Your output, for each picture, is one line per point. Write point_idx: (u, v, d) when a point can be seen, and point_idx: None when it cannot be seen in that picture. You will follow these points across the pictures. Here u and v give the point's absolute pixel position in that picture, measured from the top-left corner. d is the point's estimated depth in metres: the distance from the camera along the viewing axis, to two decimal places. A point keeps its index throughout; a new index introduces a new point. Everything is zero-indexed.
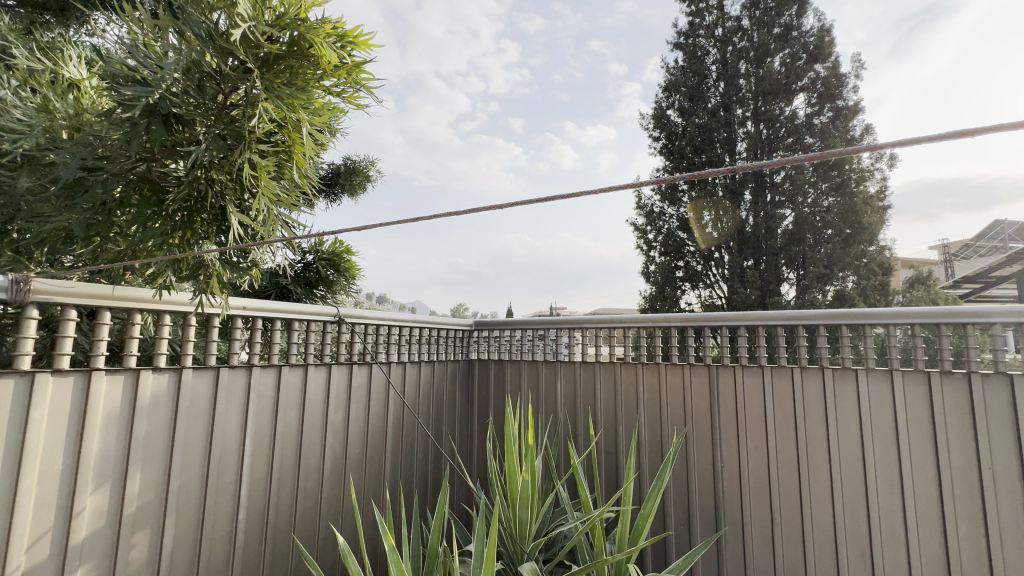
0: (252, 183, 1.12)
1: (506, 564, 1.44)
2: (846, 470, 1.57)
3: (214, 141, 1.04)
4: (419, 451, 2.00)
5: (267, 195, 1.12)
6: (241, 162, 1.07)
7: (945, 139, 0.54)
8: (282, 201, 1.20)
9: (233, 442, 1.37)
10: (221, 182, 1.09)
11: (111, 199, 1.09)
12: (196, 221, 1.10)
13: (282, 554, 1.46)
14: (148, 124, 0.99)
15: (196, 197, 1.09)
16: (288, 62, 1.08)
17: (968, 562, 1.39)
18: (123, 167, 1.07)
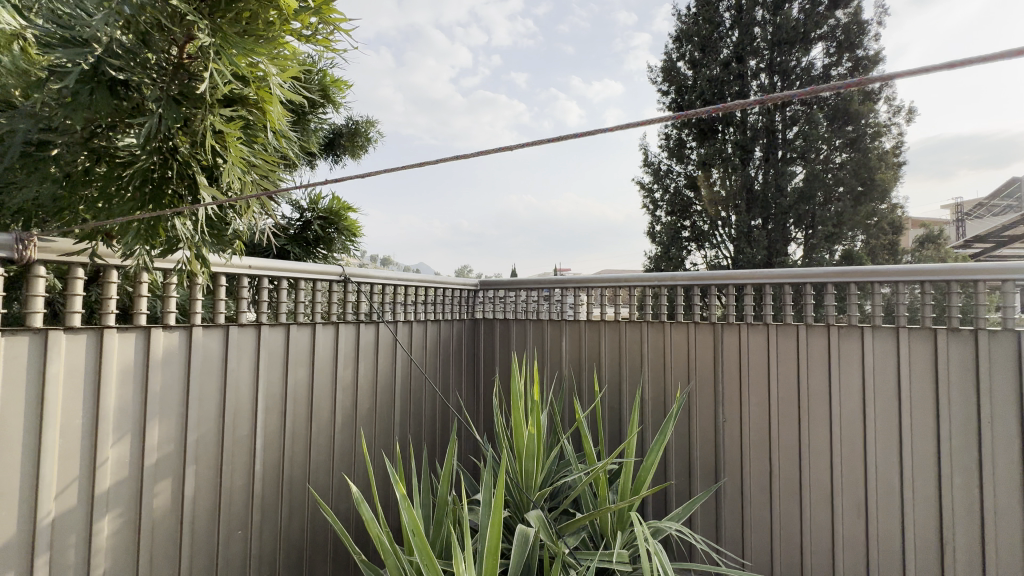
0: (220, 150, 1.05)
1: (513, 512, 1.50)
2: (846, 424, 1.60)
3: (169, 107, 0.95)
4: (427, 406, 2.04)
5: (237, 163, 1.03)
6: (204, 129, 0.99)
7: (1002, 59, 0.52)
8: (258, 168, 1.12)
9: (247, 397, 1.40)
10: (185, 151, 1.02)
11: (74, 170, 1.00)
12: (166, 192, 1.02)
13: (299, 503, 1.53)
14: (90, 93, 0.90)
15: (159, 167, 1.01)
16: (244, 6, 0.97)
17: (959, 509, 1.44)
18: (80, 137, 0.98)
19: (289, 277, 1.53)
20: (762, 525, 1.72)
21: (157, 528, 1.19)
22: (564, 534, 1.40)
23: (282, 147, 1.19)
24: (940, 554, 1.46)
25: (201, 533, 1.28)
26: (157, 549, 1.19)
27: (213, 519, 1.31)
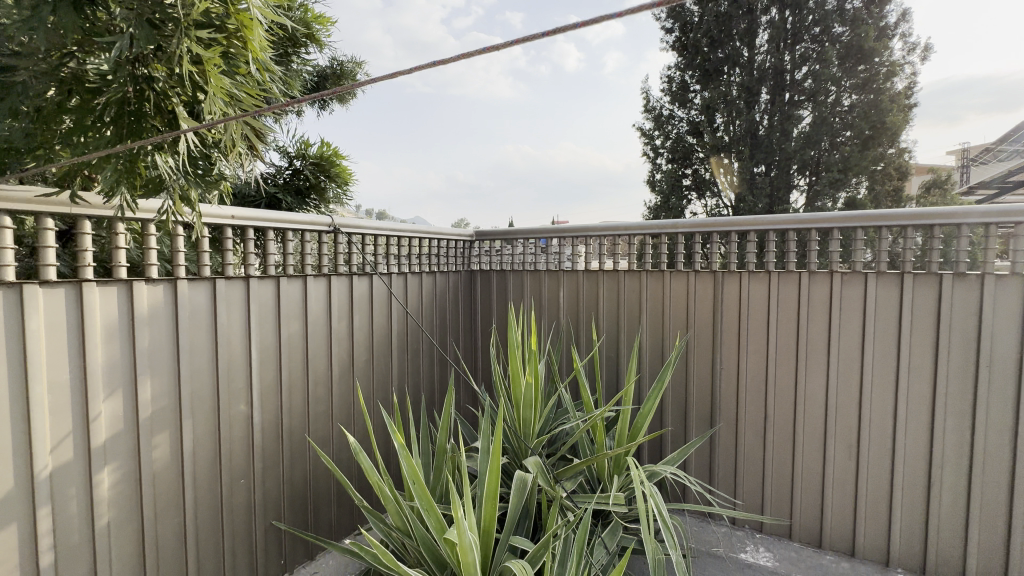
0: (199, 80, 0.97)
1: (511, 460, 1.52)
2: (843, 371, 1.61)
3: (141, 29, 0.85)
4: (425, 357, 2.04)
5: (220, 95, 0.98)
6: (181, 56, 0.89)
7: None
8: (241, 102, 1.07)
9: (240, 351, 1.38)
10: (162, 82, 0.94)
11: (46, 104, 0.91)
12: (145, 128, 0.94)
13: (300, 453, 1.55)
14: (53, 9, 0.80)
15: (135, 99, 0.93)
16: None
17: (949, 451, 1.46)
18: (49, 66, 0.88)
19: (276, 228, 1.48)
20: (755, 468, 1.77)
21: (159, 479, 1.21)
22: (562, 479, 1.43)
23: (265, 80, 1.11)
24: (926, 492, 1.50)
25: (204, 483, 1.30)
26: (161, 499, 1.21)
27: (216, 469, 1.33)
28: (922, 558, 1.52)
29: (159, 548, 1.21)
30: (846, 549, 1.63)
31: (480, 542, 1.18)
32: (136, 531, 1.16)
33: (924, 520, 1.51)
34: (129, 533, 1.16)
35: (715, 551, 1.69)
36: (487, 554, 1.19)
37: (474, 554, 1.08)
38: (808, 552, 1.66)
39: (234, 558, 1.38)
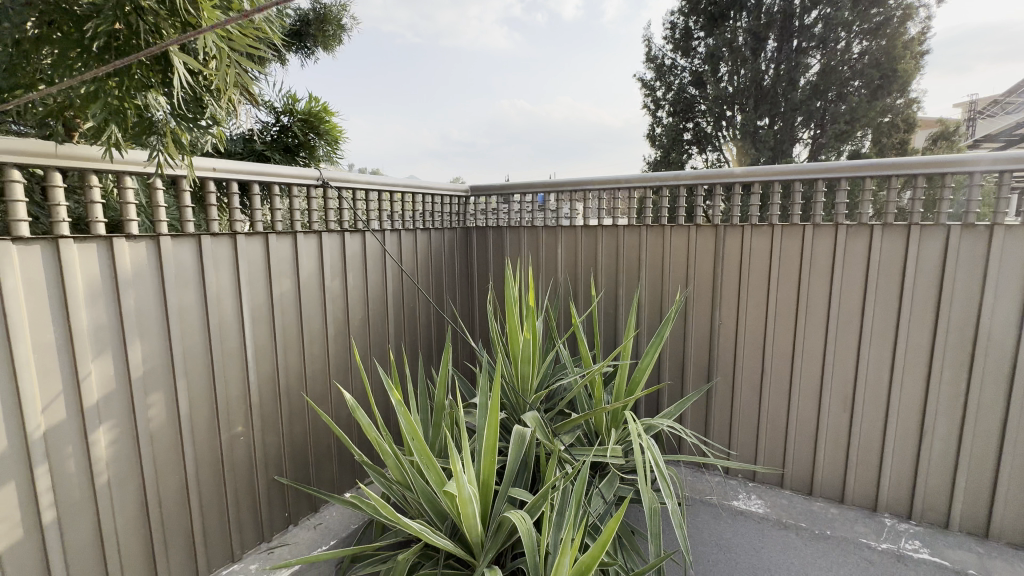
0: (192, 14, 0.91)
1: (510, 415, 1.51)
2: (843, 325, 1.59)
3: None
4: (422, 315, 2.02)
5: (214, 30, 0.93)
6: None
7: None
8: (235, 42, 1.00)
9: (231, 310, 1.35)
10: (153, 14, 0.87)
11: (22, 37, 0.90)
12: (134, 64, 0.91)
13: (298, 410, 1.55)
14: None
15: (124, 32, 0.87)
16: None
17: (943, 402, 1.47)
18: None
19: (262, 181, 1.41)
20: (750, 420, 1.79)
21: (156, 437, 1.21)
22: (560, 433, 1.45)
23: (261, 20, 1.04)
24: (918, 441, 1.53)
25: (203, 440, 1.31)
26: (160, 456, 1.22)
27: (214, 427, 1.33)
28: (909, 502, 1.57)
29: (162, 503, 1.23)
30: (836, 496, 1.68)
31: (479, 493, 1.20)
32: (138, 487, 1.17)
33: (914, 467, 1.55)
34: (131, 489, 1.16)
35: (708, 499, 1.74)
36: (486, 504, 1.21)
37: (474, 505, 1.10)
38: (798, 499, 1.71)
39: (238, 511, 1.41)
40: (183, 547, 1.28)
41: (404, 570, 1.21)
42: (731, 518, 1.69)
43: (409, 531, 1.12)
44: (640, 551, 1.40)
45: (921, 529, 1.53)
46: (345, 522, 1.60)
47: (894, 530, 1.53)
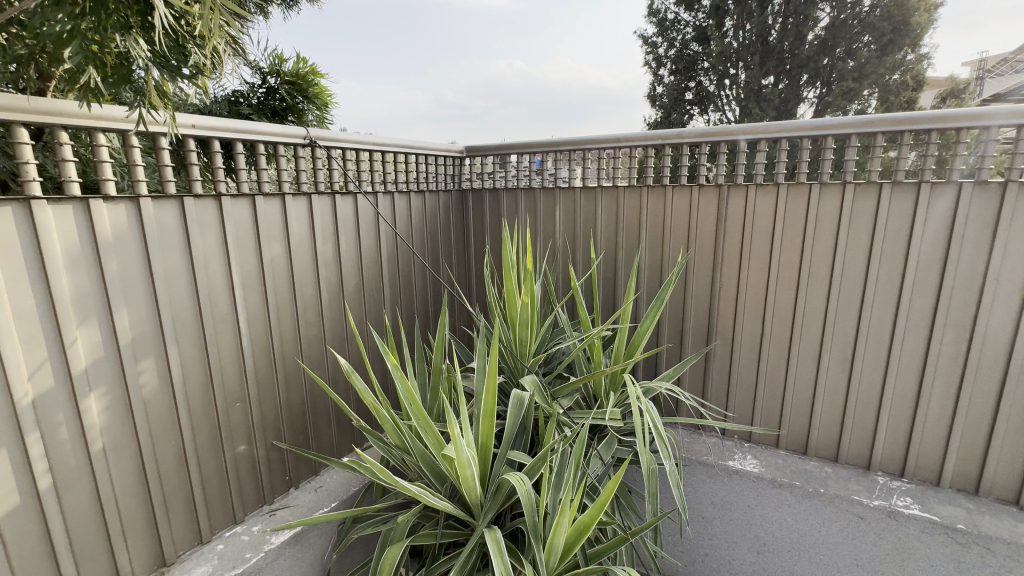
0: None
1: (507, 379, 1.51)
2: (845, 287, 1.57)
3: None
4: (418, 279, 1.98)
5: None
6: None
7: None
8: None
9: (220, 275, 1.31)
10: None
11: None
12: (108, 5, 0.84)
13: (294, 376, 1.54)
14: None
15: None
16: None
17: (942, 363, 1.47)
18: None
19: (246, 140, 1.34)
20: (747, 382, 1.80)
21: (150, 405, 1.19)
22: (558, 397, 1.44)
23: None
24: (914, 401, 1.54)
25: (199, 407, 1.29)
26: (155, 423, 1.20)
27: (209, 394, 1.31)
28: (902, 461, 1.60)
29: (160, 468, 1.23)
30: (830, 455, 1.71)
31: (478, 456, 1.20)
32: (134, 453, 1.17)
33: (909, 427, 1.56)
34: (128, 456, 1.16)
35: (704, 459, 1.77)
36: (485, 467, 1.21)
37: (473, 468, 1.10)
38: (793, 458, 1.73)
39: (239, 475, 1.42)
40: (184, 509, 1.29)
41: (404, 531, 1.22)
42: (726, 476, 1.72)
43: (408, 493, 1.12)
44: (637, 510, 1.43)
45: (913, 486, 1.56)
46: (346, 484, 1.61)
47: (886, 488, 1.56)
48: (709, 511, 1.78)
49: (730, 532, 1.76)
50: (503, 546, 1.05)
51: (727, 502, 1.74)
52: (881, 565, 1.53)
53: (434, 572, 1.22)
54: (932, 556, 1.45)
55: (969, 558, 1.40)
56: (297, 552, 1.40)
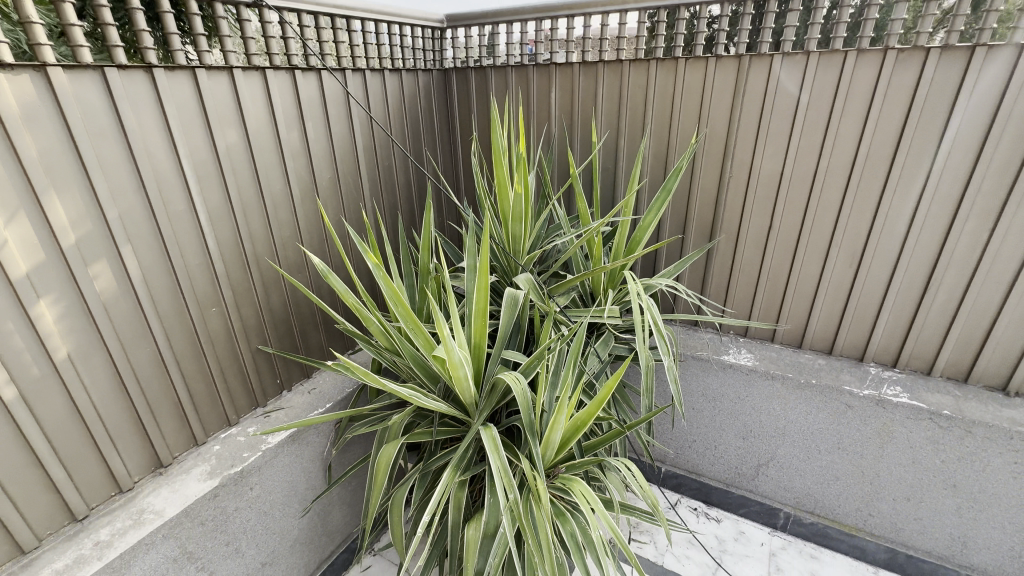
0: None
1: (500, 278, 1.42)
2: (867, 174, 1.44)
3: None
4: (400, 174, 1.80)
5: None
6: None
7: None
8: None
9: (169, 168, 1.15)
10: None
11: None
12: None
13: (272, 280, 1.43)
14: None
15: None
16: None
17: (958, 254, 1.40)
18: None
19: None
20: (749, 279, 1.73)
21: (112, 310, 1.10)
22: (555, 296, 1.37)
23: None
24: (921, 294, 1.49)
25: (170, 312, 1.21)
26: (123, 329, 1.13)
27: (179, 299, 1.22)
28: (896, 353, 1.60)
29: (139, 375, 1.17)
30: (825, 348, 1.70)
31: (472, 357, 1.15)
32: (105, 360, 1.10)
33: (910, 319, 1.53)
34: (98, 363, 1.10)
35: (699, 355, 1.76)
36: (479, 367, 1.17)
37: (465, 368, 1.06)
38: (787, 352, 1.73)
39: (227, 380, 1.38)
40: (172, 414, 1.26)
41: (399, 429, 1.21)
42: (720, 370, 1.73)
43: (398, 394, 1.08)
44: (632, 405, 1.43)
45: (904, 375, 1.58)
46: (339, 385, 1.60)
47: (877, 378, 1.58)
48: (699, 403, 1.82)
49: (718, 421, 1.82)
50: (499, 443, 1.04)
51: (718, 394, 1.77)
52: (861, 448, 1.60)
53: (431, 466, 1.24)
54: (913, 439, 1.50)
55: (948, 439, 1.46)
56: (295, 451, 1.42)
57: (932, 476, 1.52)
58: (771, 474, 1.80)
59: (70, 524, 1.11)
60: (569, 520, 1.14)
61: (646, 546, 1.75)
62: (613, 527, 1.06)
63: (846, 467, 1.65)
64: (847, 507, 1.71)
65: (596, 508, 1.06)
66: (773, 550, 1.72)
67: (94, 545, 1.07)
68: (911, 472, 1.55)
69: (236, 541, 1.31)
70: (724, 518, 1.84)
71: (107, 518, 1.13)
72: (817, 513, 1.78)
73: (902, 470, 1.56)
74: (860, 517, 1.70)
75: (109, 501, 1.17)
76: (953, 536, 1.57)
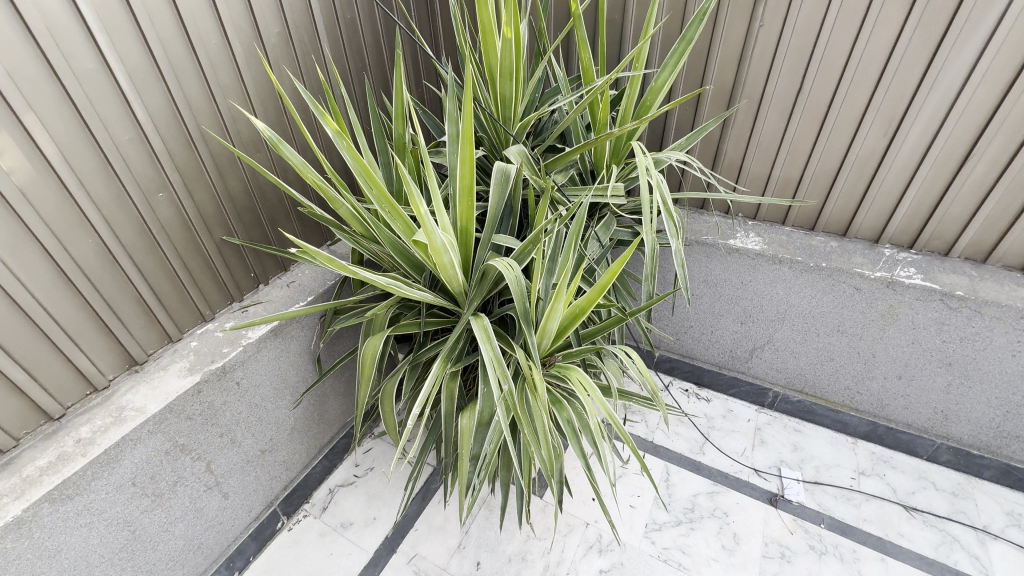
0: None
1: (488, 152, 1.24)
2: (927, 17, 1.20)
3: None
4: (366, 30, 1.50)
5: None
6: None
7: None
8: None
9: (61, 10, 0.90)
10: None
11: None
12: None
13: (225, 160, 1.24)
14: None
15: None
16: None
17: (1012, 119, 1.23)
18: None
19: None
20: (766, 154, 1.56)
21: (32, 195, 0.94)
22: (551, 172, 1.21)
23: None
24: (958, 165, 1.34)
25: (107, 198, 1.05)
26: (51, 218, 0.98)
27: (114, 182, 1.05)
28: (916, 233, 1.49)
29: (86, 270, 1.05)
30: (839, 231, 1.59)
31: (458, 243, 1.03)
32: (39, 252, 0.97)
33: (939, 196, 1.40)
34: (32, 257, 0.97)
35: (704, 240, 1.64)
36: (467, 254, 1.05)
37: (450, 255, 0.94)
38: (798, 235, 1.62)
39: (193, 275, 1.26)
40: (136, 311, 1.17)
41: (384, 321, 1.15)
42: (725, 255, 1.64)
43: (376, 284, 0.97)
44: (632, 291, 1.35)
45: (920, 257, 1.49)
46: (320, 278, 1.49)
47: (891, 260, 1.49)
48: (699, 289, 1.76)
49: (717, 307, 1.77)
50: (491, 333, 0.96)
51: (720, 280, 1.70)
52: (862, 330, 1.57)
53: (420, 358, 1.18)
54: (917, 320, 1.46)
55: (955, 320, 1.41)
56: (279, 345, 1.35)
57: (929, 356, 1.51)
58: (765, 356, 1.80)
59: (47, 423, 1.07)
60: (564, 407, 1.11)
61: (638, 424, 1.81)
62: (609, 412, 1.02)
63: (843, 348, 1.64)
64: (837, 385, 1.73)
65: (594, 396, 1.02)
66: (759, 425, 1.80)
67: (76, 442, 1.04)
68: (909, 352, 1.54)
69: (231, 432, 1.31)
70: (714, 398, 1.90)
71: (87, 416, 1.09)
72: (806, 391, 1.81)
73: (899, 351, 1.55)
74: (848, 395, 1.73)
75: (86, 400, 1.12)
76: (937, 410, 1.61)
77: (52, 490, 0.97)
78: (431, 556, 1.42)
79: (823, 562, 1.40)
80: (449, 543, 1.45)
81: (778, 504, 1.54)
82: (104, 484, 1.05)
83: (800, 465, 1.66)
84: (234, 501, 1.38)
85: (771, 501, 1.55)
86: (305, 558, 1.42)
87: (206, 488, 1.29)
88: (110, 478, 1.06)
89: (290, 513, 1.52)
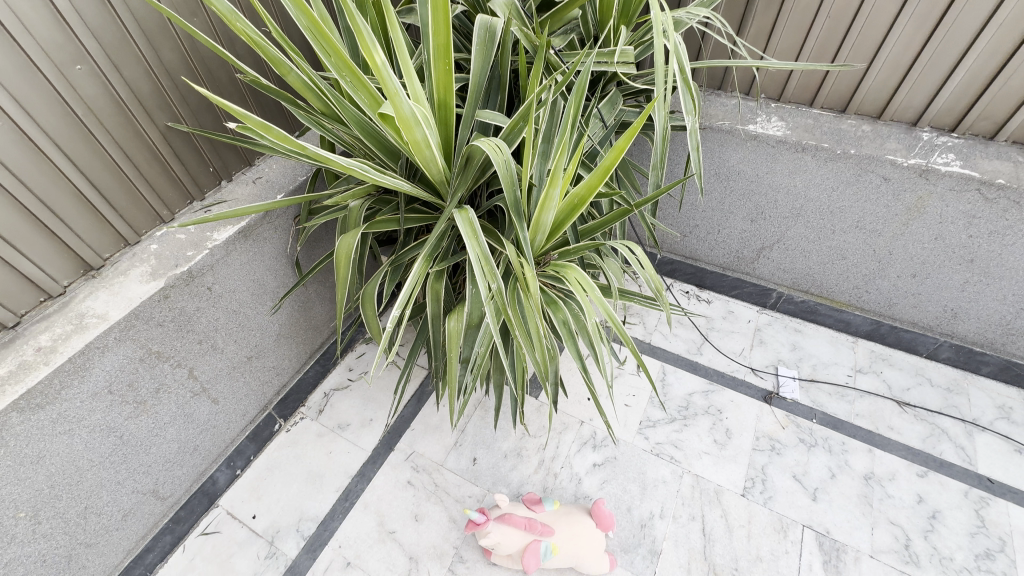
0: None
1: (471, 10, 1.03)
2: None
3: None
4: None
5: None
6: None
7: None
8: None
9: None
10: None
11: None
12: None
13: (153, 24, 1.03)
14: None
15: None
16: None
17: None
18: None
19: None
20: (803, 17, 1.32)
21: None
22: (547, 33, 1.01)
23: None
24: None
25: (9, 71, 0.86)
26: None
27: (13, 49, 0.86)
28: (960, 115, 1.31)
29: (5, 160, 0.90)
30: (873, 114, 1.41)
31: (436, 120, 0.87)
32: None
33: (997, 69, 1.21)
34: None
35: (720, 125, 1.46)
36: (448, 135, 0.90)
37: (423, 131, 0.78)
38: (826, 118, 1.43)
39: (139, 168, 1.11)
40: (78, 210, 1.03)
41: (359, 217, 1.03)
42: (742, 142, 1.46)
43: (339, 168, 0.83)
44: (637, 182, 1.22)
45: (961, 142, 1.32)
46: (289, 174, 1.34)
47: (929, 145, 1.33)
48: (710, 183, 1.61)
49: (727, 203, 1.63)
50: (477, 228, 0.84)
51: (734, 172, 1.55)
52: (881, 226, 1.46)
53: (403, 259, 1.08)
54: (946, 213, 1.34)
55: (987, 213, 1.29)
56: (250, 248, 1.24)
57: (951, 252, 1.42)
58: (773, 256, 1.70)
59: (2, 332, 0.99)
60: (560, 308, 1.03)
61: (636, 326, 1.77)
62: (609, 312, 0.94)
63: (858, 246, 1.54)
64: (845, 285, 1.66)
65: (592, 295, 0.93)
66: (759, 326, 1.75)
67: (36, 350, 0.97)
68: (929, 248, 1.44)
69: (211, 338, 1.24)
70: (715, 299, 1.84)
71: (45, 324, 1.01)
72: (811, 291, 1.74)
73: (918, 248, 1.46)
74: (855, 294, 1.67)
75: (41, 307, 1.03)
76: (946, 309, 1.55)
77: (18, 400, 0.91)
78: (428, 453, 1.45)
79: (812, 454, 1.43)
80: (445, 442, 1.47)
81: (773, 401, 1.54)
82: (77, 393, 1.01)
83: (797, 364, 1.64)
84: (225, 406, 1.37)
85: (766, 398, 1.55)
86: (304, 456, 1.44)
87: (193, 394, 1.26)
88: (81, 386, 1.01)
89: (286, 416, 1.52)
